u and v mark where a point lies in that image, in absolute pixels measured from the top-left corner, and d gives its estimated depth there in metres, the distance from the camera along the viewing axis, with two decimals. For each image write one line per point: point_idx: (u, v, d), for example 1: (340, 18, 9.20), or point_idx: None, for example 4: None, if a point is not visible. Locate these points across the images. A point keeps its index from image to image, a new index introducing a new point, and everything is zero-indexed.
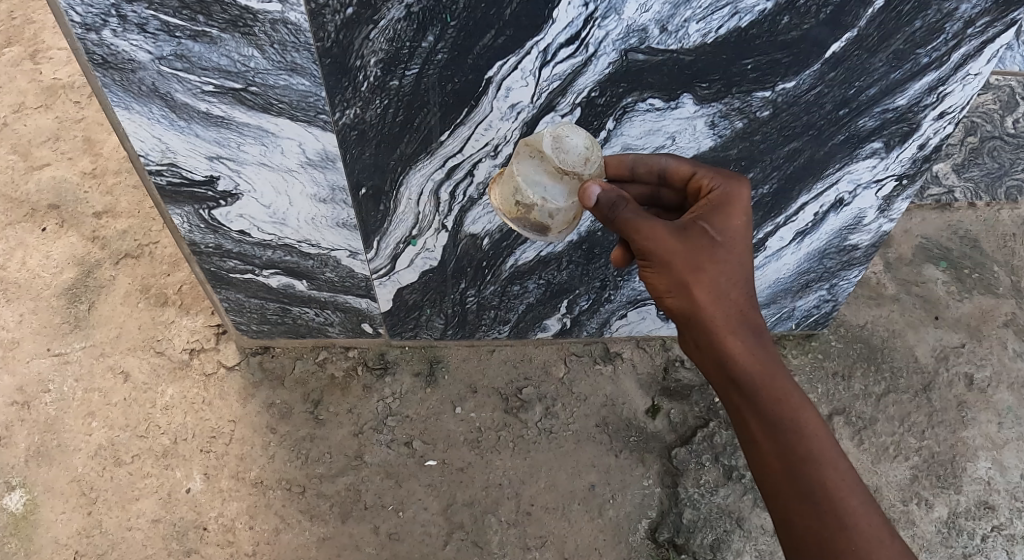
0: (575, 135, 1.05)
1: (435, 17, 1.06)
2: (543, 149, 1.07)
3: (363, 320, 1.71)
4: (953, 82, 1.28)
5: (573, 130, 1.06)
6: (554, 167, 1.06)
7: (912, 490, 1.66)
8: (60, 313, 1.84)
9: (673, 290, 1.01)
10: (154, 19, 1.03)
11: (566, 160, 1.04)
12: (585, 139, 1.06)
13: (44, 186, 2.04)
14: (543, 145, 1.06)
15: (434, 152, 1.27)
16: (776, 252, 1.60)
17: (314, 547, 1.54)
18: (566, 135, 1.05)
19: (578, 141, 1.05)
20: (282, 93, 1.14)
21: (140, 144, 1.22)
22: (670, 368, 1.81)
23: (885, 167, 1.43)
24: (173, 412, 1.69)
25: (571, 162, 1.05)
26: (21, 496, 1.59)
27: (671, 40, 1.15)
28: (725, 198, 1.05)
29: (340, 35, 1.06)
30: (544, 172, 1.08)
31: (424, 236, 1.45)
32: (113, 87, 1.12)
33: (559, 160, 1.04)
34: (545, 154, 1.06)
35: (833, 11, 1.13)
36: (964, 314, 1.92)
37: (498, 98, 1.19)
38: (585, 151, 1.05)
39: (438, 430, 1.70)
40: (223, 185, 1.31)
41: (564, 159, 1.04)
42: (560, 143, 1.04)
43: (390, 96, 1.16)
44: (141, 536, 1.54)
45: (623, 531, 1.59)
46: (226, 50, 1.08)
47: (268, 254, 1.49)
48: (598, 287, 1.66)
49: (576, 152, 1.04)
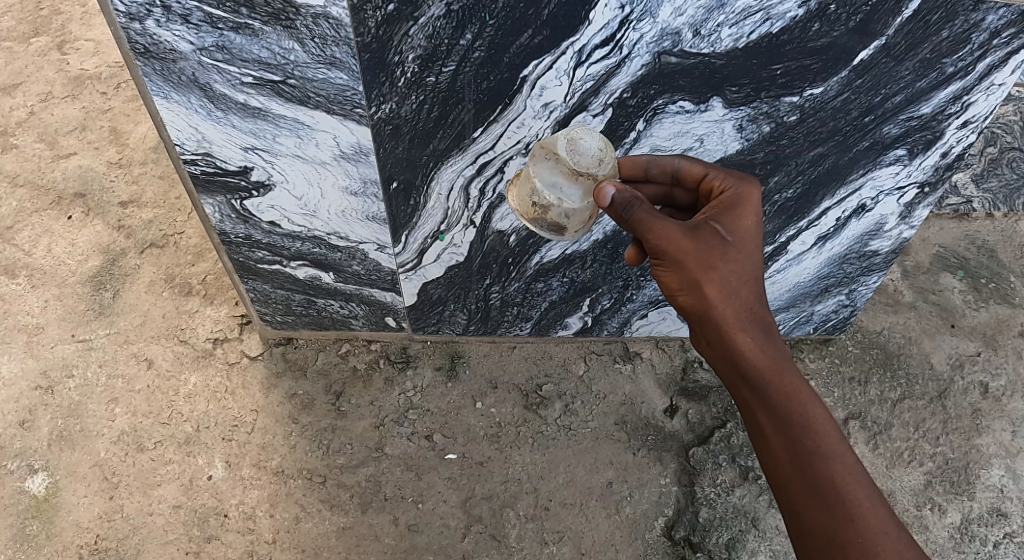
0: (588, 138, 1.07)
1: (474, 16, 1.09)
2: (557, 151, 1.08)
3: (387, 314, 1.73)
4: (978, 91, 1.30)
5: (587, 133, 1.07)
6: (568, 169, 1.07)
7: (926, 496, 1.67)
8: (84, 299, 1.86)
9: (685, 289, 1.03)
10: (198, 10, 1.06)
11: (580, 162, 1.05)
12: (598, 140, 1.07)
13: (70, 174, 2.07)
14: (557, 147, 1.08)
15: (466, 148, 1.29)
16: (797, 256, 1.62)
17: (334, 536, 1.56)
18: (580, 138, 1.06)
19: (592, 142, 1.06)
20: (321, 87, 1.16)
21: (177, 134, 1.24)
22: (689, 368, 1.84)
23: (908, 174, 1.44)
24: (196, 400, 1.71)
25: (586, 163, 1.05)
26: (43, 479, 1.61)
27: (704, 44, 1.17)
28: (737, 198, 1.07)
29: (381, 31, 1.08)
30: (560, 172, 1.09)
31: (452, 231, 1.47)
32: (154, 76, 1.14)
33: (573, 161, 1.05)
34: (559, 156, 1.07)
35: (863, 19, 1.15)
36: (981, 324, 1.93)
37: (532, 97, 1.21)
38: (598, 153, 1.06)
39: (459, 424, 1.72)
40: (256, 175, 1.33)
41: (579, 160, 1.05)
42: (575, 145, 1.06)
43: (426, 92, 1.18)
44: (162, 522, 1.56)
45: (640, 528, 1.60)
46: (268, 42, 1.10)
47: (297, 246, 1.51)
48: (620, 287, 1.68)
49: (589, 153, 1.05)
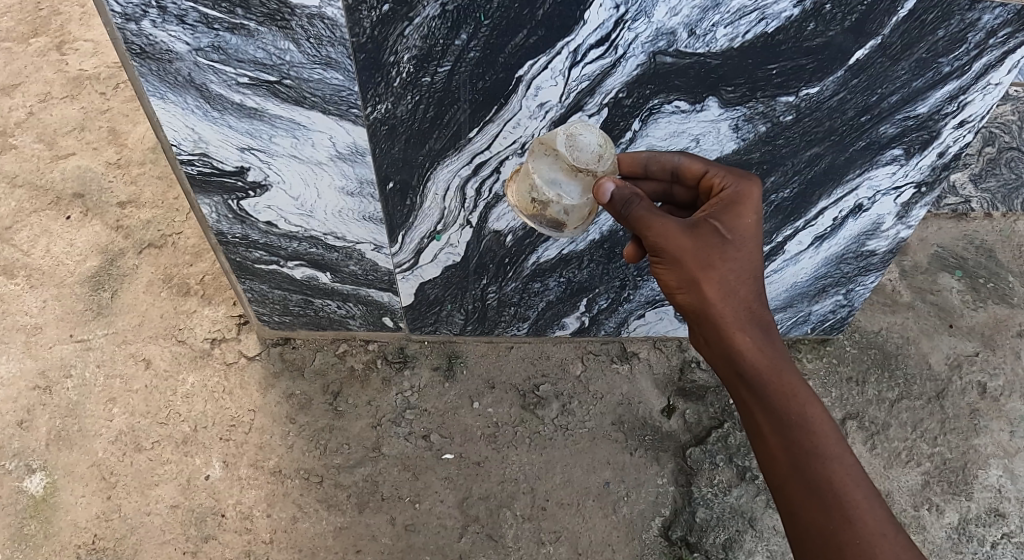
0: (588, 134, 1.07)
1: (469, 16, 1.09)
2: (556, 147, 1.08)
3: (384, 314, 1.73)
4: (974, 91, 1.29)
5: (587, 128, 1.07)
6: (568, 164, 1.07)
7: (924, 496, 1.66)
8: (83, 299, 1.86)
9: (684, 287, 1.03)
10: (193, 11, 1.06)
11: (580, 158, 1.05)
12: (598, 136, 1.07)
13: (69, 174, 2.07)
14: (556, 143, 1.08)
15: (462, 148, 1.29)
16: (794, 256, 1.62)
17: (331, 536, 1.56)
18: (580, 133, 1.06)
19: (592, 138, 1.06)
20: (317, 87, 1.16)
21: (174, 134, 1.25)
22: (687, 368, 1.84)
23: (905, 174, 1.44)
24: (194, 400, 1.71)
25: (585, 159, 1.06)
26: (41, 479, 1.61)
27: (700, 44, 1.17)
28: (736, 196, 1.07)
29: (376, 31, 1.08)
30: (559, 169, 1.08)
31: (448, 231, 1.47)
32: (151, 77, 1.14)
33: (573, 157, 1.06)
34: (558, 153, 1.07)
35: (858, 19, 1.15)
36: (979, 324, 1.93)
37: (528, 97, 1.21)
38: (598, 148, 1.06)
39: (456, 424, 1.72)
40: (253, 176, 1.33)
41: (579, 156, 1.05)
42: (575, 140, 1.06)
43: (422, 92, 1.18)
44: (160, 521, 1.56)
45: (637, 528, 1.60)
46: (263, 43, 1.10)
47: (294, 246, 1.51)
48: (617, 287, 1.68)
49: (589, 149, 1.06)
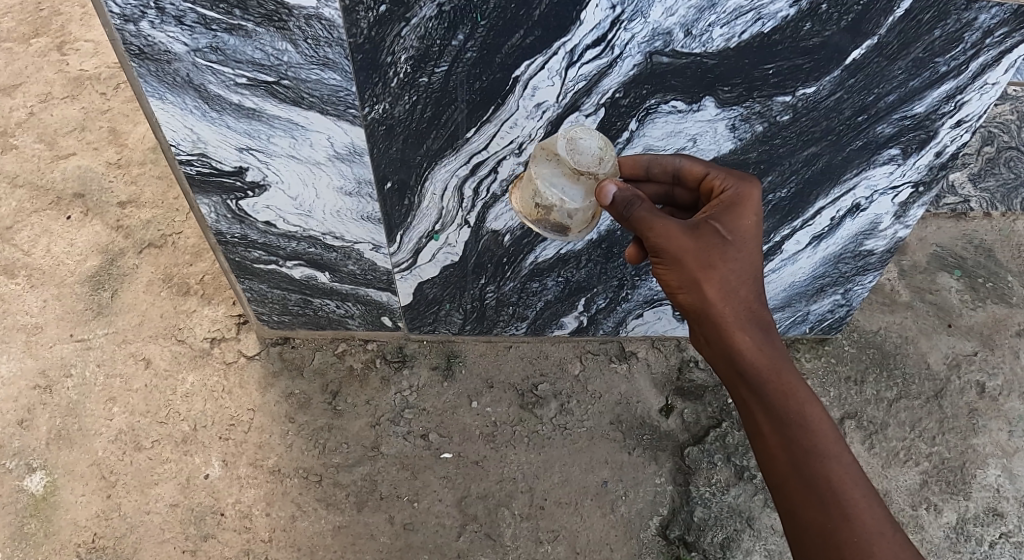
0: (588, 138, 1.07)
1: (466, 17, 1.09)
2: (558, 151, 1.08)
3: (383, 314, 1.74)
4: (971, 90, 1.29)
5: (587, 133, 1.07)
6: (569, 169, 1.07)
7: (922, 496, 1.66)
8: (83, 299, 1.87)
9: (685, 287, 1.04)
10: (191, 11, 1.06)
11: (581, 161, 1.05)
12: (598, 140, 1.07)
13: (69, 174, 2.08)
14: (557, 147, 1.08)
15: (459, 148, 1.30)
16: (792, 255, 1.62)
17: (330, 535, 1.57)
18: (580, 138, 1.07)
19: (592, 142, 1.07)
20: (315, 88, 1.16)
21: (172, 134, 1.25)
22: (685, 368, 1.84)
23: (902, 174, 1.44)
24: (193, 400, 1.72)
25: (586, 163, 1.06)
26: (41, 478, 1.62)
27: (696, 44, 1.17)
28: (737, 198, 1.07)
29: (373, 31, 1.08)
30: (561, 173, 1.09)
31: (446, 231, 1.48)
32: (149, 77, 1.15)
33: (575, 161, 1.05)
34: (560, 156, 1.08)
35: (854, 19, 1.15)
36: (978, 323, 1.93)
37: (525, 97, 1.22)
38: (599, 152, 1.06)
39: (455, 423, 1.72)
40: (252, 176, 1.34)
41: (579, 160, 1.05)
42: (575, 145, 1.06)
43: (419, 93, 1.18)
44: (160, 520, 1.56)
45: (635, 527, 1.61)
46: (261, 44, 1.11)
47: (293, 246, 1.52)
48: (615, 287, 1.69)
49: (590, 152, 1.06)
